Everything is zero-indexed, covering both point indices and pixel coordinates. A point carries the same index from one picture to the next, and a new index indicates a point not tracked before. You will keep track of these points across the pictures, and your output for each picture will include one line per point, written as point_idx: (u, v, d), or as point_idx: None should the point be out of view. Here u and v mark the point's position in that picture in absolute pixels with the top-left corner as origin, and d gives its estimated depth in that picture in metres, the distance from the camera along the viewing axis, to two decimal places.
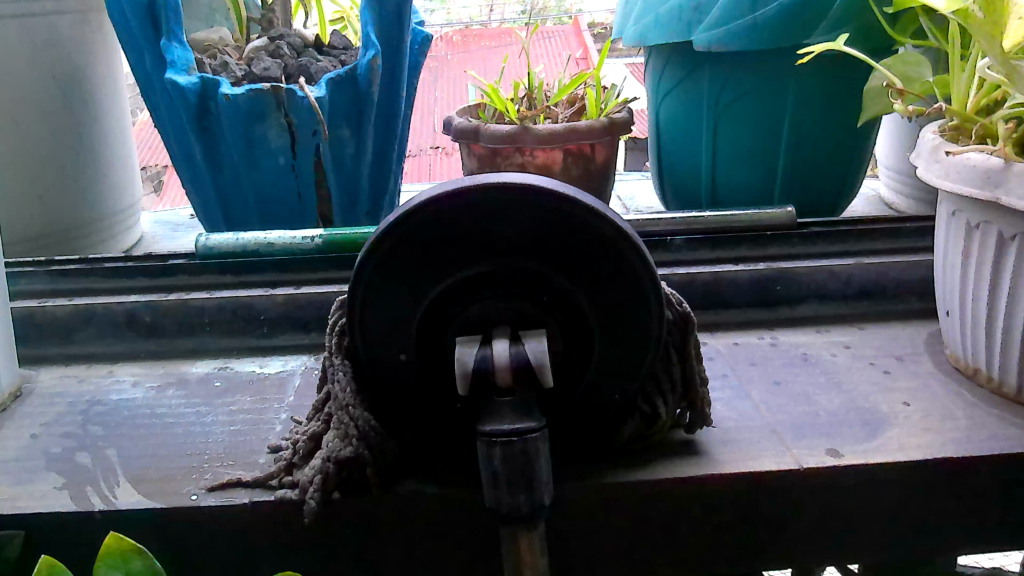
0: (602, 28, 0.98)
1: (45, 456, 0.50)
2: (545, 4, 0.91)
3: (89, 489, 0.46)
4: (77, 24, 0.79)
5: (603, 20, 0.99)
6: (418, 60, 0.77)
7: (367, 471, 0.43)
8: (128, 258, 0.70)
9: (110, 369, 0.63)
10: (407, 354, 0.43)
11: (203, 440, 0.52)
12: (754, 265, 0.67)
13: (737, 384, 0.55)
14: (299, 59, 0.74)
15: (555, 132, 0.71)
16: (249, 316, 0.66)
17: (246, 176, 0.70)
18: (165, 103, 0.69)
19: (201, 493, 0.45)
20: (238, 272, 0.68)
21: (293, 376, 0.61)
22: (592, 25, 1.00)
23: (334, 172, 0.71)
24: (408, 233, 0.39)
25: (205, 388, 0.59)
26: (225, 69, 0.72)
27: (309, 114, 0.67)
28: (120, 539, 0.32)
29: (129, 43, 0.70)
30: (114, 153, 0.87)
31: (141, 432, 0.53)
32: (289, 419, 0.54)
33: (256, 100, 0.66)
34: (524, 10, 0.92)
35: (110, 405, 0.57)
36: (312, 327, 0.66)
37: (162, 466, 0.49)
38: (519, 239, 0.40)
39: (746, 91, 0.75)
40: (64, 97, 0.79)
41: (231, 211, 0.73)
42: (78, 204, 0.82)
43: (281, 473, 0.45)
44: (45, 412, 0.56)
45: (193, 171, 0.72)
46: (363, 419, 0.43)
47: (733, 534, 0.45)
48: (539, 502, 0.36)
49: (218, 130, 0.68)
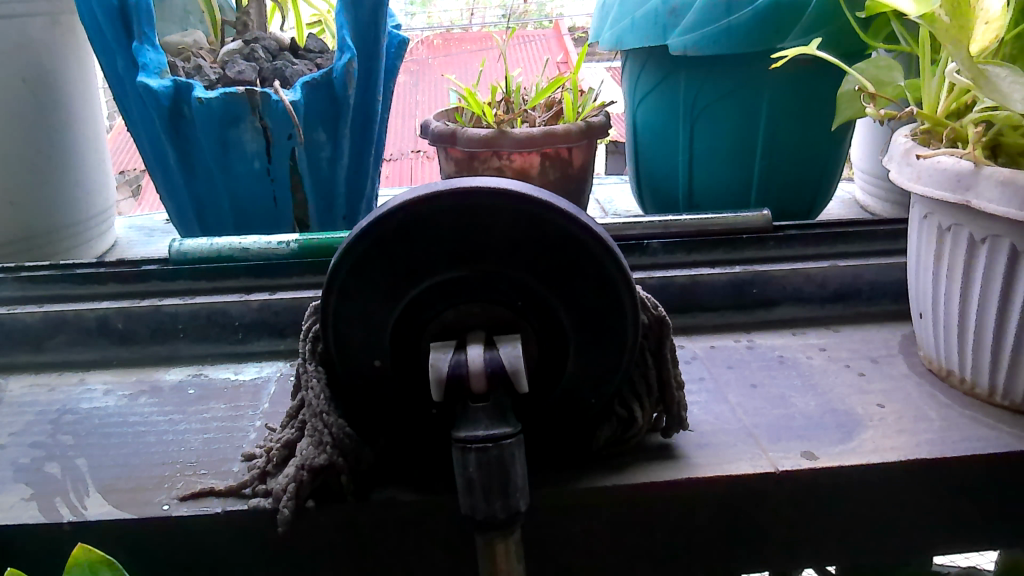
0: (583, 33, 1.00)
1: (13, 467, 0.50)
2: (525, 8, 0.92)
3: (58, 500, 0.46)
4: (47, 27, 0.78)
5: (583, 24, 1.01)
6: (395, 64, 0.75)
7: (342, 478, 0.43)
8: (100, 265, 0.68)
9: (81, 377, 0.62)
10: (382, 360, 0.42)
11: (175, 449, 0.51)
12: (730, 268, 0.67)
13: (713, 387, 0.55)
14: (274, 63, 0.73)
15: (532, 136, 0.70)
16: (224, 322, 0.64)
17: (219, 180, 0.69)
18: (137, 107, 0.68)
19: (173, 503, 0.45)
20: (211, 278, 0.66)
21: (269, 383, 0.60)
22: (573, 29, 1.02)
23: (310, 176, 0.70)
24: (382, 237, 0.39)
25: (179, 396, 0.58)
26: (199, 72, 0.70)
27: (284, 118, 0.66)
28: (88, 550, 0.31)
29: (100, 48, 0.68)
30: (86, 157, 0.85)
31: (112, 441, 0.53)
32: (263, 427, 0.53)
33: (231, 103, 0.65)
34: (504, 14, 0.92)
35: (82, 415, 0.57)
36: (287, 333, 0.65)
37: (133, 475, 0.49)
38: (494, 244, 0.39)
39: (723, 95, 0.74)
40: (35, 100, 0.78)
41: (206, 216, 0.72)
42: (52, 207, 0.81)
43: (255, 482, 0.45)
44: (14, 422, 0.56)
45: (165, 176, 0.71)
46: (337, 425, 0.43)
47: (708, 538, 0.45)
48: (515, 509, 0.37)
49: (192, 133, 0.67)
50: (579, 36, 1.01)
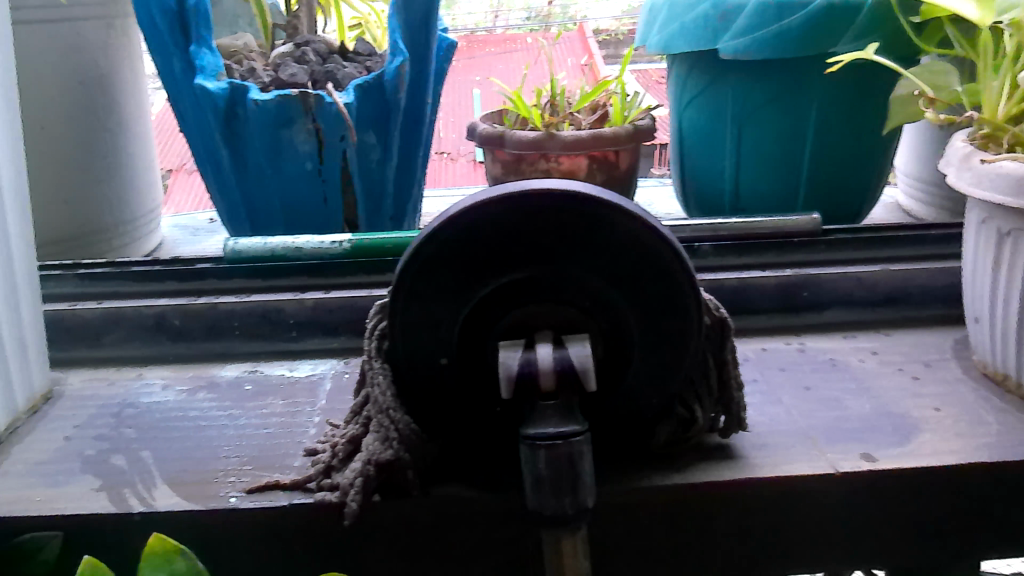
0: (609, 34, 0.99)
1: (81, 459, 0.53)
2: (549, 9, 0.96)
3: (127, 491, 0.48)
4: (102, 30, 0.80)
5: (608, 26, 0.98)
6: (443, 67, 0.76)
7: (407, 475, 0.43)
8: (156, 262, 0.70)
9: (139, 372, 0.63)
10: (448, 358, 0.43)
11: (238, 443, 0.52)
12: (781, 271, 0.67)
13: (766, 389, 0.55)
14: (325, 65, 0.73)
15: (580, 139, 0.70)
16: (279, 320, 0.65)
17: (271, 180, 0.70)
18: (192, 107, 0.69)
19: (240, 496, 0.46)
20: (265, 277, 0.68)
21: (324, 379, 0.60)
22: (597, 32, 0.99)
23: (360, 178, 0.71)
24: (453, 236, 0.40)
25: (236, 391, 0.59)
26: (252, 74, 0.72)
27: (336, 120, 0.67)
28: (163, 540, 0.35)
29: (156, 48, 0.69)
30: (136, 158, 0.87)
31: (174, 435, 0.54)
32: (323, 422, 0.54)
33: (284, 106, 0.66)
34: (529, 15, 0.97)
35: (142, 408, 0.58)
36: (341, 331, 0.65)
37: (198, 468, 0.50)
38: (561, 245, 0.40)
39: (770, 98, 0.75)
40: (89, 101, 0.79)
41: (256, 216, 0.72)
42: (104, 205, 0.83)
43: (319, 476, 0.46)
44: (77, 415, 0.58)
45: (217, 176, 0.72)
46: (404, 422, 0.43)
47: (766, 538, 0.45)
48: (583, 505, 0.37)
49: (246, 134, 0.68)
50: (603, 37, 0.99)
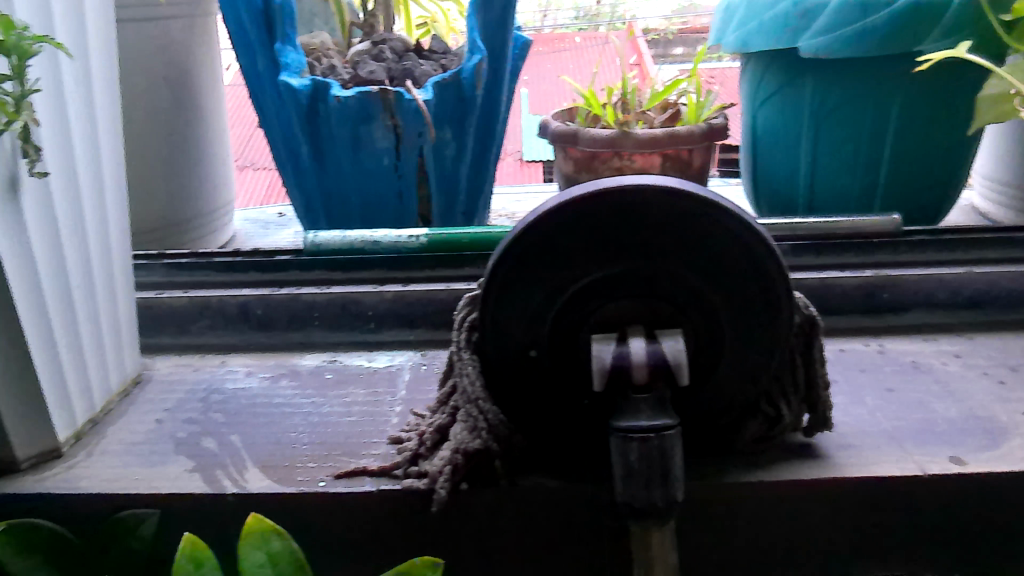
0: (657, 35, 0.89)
1: (173, 441, 0.55)
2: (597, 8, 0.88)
3: (220, 473, 0.50)
4: (186, 29, 0.83)
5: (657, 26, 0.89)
6: (517, 66, 0.77)
7: (495, 463, 0.44)
8: (238, 253, 0.72)
9: (223, 360, 0.65)
10: (538, 351, 0.44)
11: (324, 430, 0.54)
12: (862, 271, 0.67)
13: (848, 390, 0.55)
14: (401, 63, 0.75)
15: (655, 137, 0.71)
16: (358, 312, 0.66)
17: (349, 175, 0.71)
18: (275, 104, 0.71)
19: (329, 481, 0.48)
20: (346, 269, 0.69)
21: (403, 370, 0.62)
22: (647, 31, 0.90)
23: (435, 174, 0.72)
24: (549, 230, 0.41)
25: (318, 380, 0.61)
26: (332, 72, 0.74)
27: (415, 117, 0.68)
28: (259, 523, 0.41)
29: (243, 47, 0.72)
30: (213, 153, 0.90)
31: (261, 420, 0.56)
32: (404, 412, 0.56)
33: (365, 103, 0.67)
34: (576, 16, 0.91)
35: (228, 393, 0.60)
36: (418, 323, 0.66)
37: (288, 452, 0.52)
38: (656, 241, 0.41)
39: (848, 98, 0.74)
40: (173, 97, 0.82)
41: (333, 210, 0.74)
42: (185, 197, 0.85)
43: (406, 464, 0.47)
44: (167, 398, 0.60)
45: (297, 171, 0.74)
46: (493, 412, 0.44)
47: (851, 537, 0.45)
48: (673, 498, 0.38)
49: (326, 130, 0.70)
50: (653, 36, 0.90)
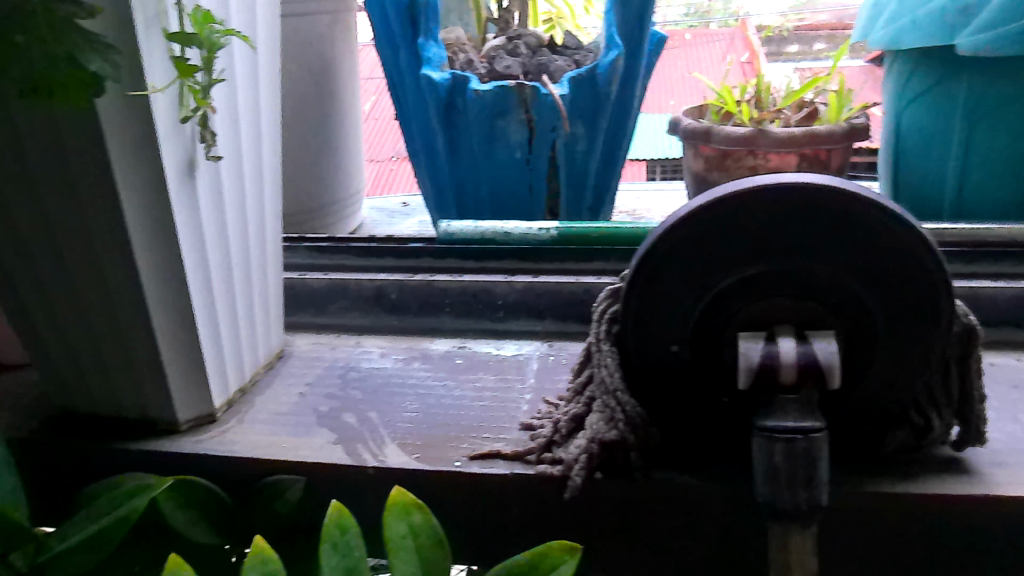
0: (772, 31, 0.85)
1: (316, 413, 0.58)
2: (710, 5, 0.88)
3: (360, 446, 0.53)
4: (331, 24, 0.87)
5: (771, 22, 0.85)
6: (652, 62, 0.77)
7: (630, 455, 0.45)
8: (374, 240, 0.75)
9: (357, 340, 0.69)
10: (679, 346, 0.44)
11: (458, 413, 0.56)
12: (1017, 283, 0.63)
13: (1000, 407, 0.52)
14: (536, 58, 0.76)
15: (793, 135, 0.69)
16: (488, 301, 0.68)
17: (482, 167, 0.73)
18: (414, 96, 0.74)
19: (464, 461, 0.49)
20: (478, 258, 0.71)
21: (531, 359, 0.63)
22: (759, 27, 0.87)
23: (565, 169, 0.73)
24: (699, 225, 0.41)
25: (448, 364, 0.63)
26: (470, 66, 0.75)
27: (550, 112, 0.69)
28: (403, 495, 0.44)
29: (387, 41, 0.75)
30: (349, 143, 0.94)
31: (397, 399, 0.59)
32: (534, 400, 0.57)
33: (501, 97, 0.69)
34: (689, 12, 0.90)
35: (364, 372, 0.63)
36: (546, 315, 0.67)
37: (423, 432, 0.54)
38: (811, 240, 0.40)
39: (1007, 100, 0.70)
40: (316, 89, 0.87)
41: (464, 201, 0.77)
42: (321, 185, 0.90)
43: (540, 450, 0.48)
44: (308, 373, 0.64)
45: (430, 161, 0.76)
46: (630, 405, 0.44)
47: (1004, 557, 0.43)
48: (817, 501, 0.38)
49: (461, 122, 0.72)
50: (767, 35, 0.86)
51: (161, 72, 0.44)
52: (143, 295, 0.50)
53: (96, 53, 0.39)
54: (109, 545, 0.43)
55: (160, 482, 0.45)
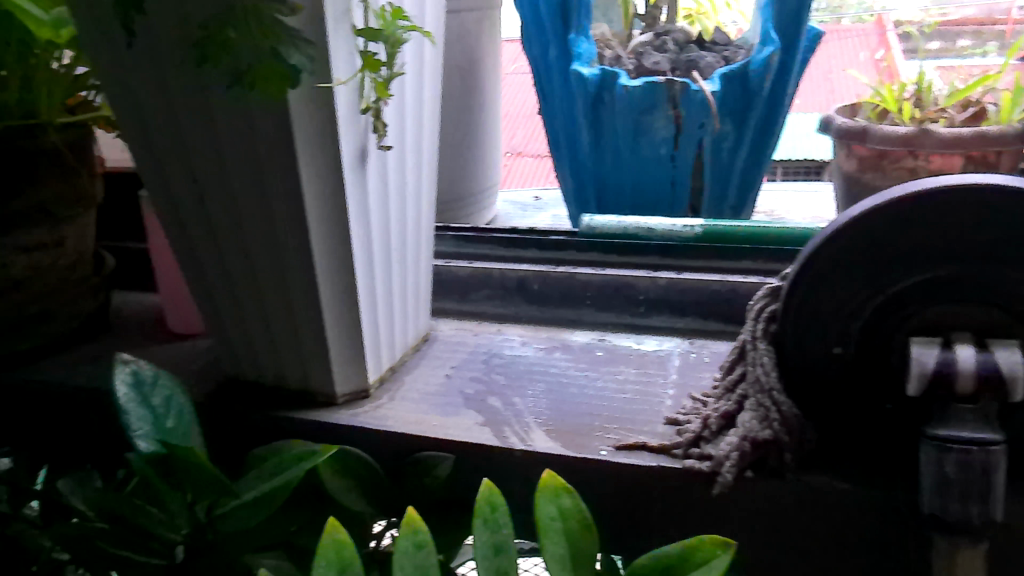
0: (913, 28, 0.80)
1: (462, 395, 0.60)
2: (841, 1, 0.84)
3: (507, 429, 0.54)
4: (478, 20, 0.90)
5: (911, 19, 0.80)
6: (807, 58, 0.74)
7: (784, 455, 0.44)
8: (515, 230, 0.77)
9: (499, 328, 0.71)
10: (843, 348, 0.43)
11: (602, 403, 0.57)
12: None
13: None
14: (685, 54, 0.75)
15: (960, 136, 0.66)
16: (629, 296, 0.68)
17: (626, 162, 0.74)
18: (562, 90, 0.75)
19: (610, 450, 0.50)
20: (622, 252, 0.72)
21: (672, 356, 0.63)
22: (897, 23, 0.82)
23: (711, 166, 0.73)
24: (872, 226, 0.40)
25: (589, 355, 0.64)
26: (618, 62, 0.76)
27: (700, 108, 0.69)
28: (554, 478, 0.45)
29: (537, 36, 0.76)
30: (489, 136, 0.97)
31: (542, 386, 0.60)
32: (678, 395, 0.57)
33: (651, 92, 0.69)
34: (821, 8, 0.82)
35: (507, 359, 0.65)
36: (687, 312, 0.67)
37: (568, 420, 0.55)
38: (997, 245, 0.39)
39: None
40: (461, 84, 0.90)
41: (604, 195, 0.77)
42: (462, 176, 0.93)
43: (687, 445, 0.49)
44: (452, 357, 0.66)
45: (573, 155, 0.78)
46: (787, 406, 0.44)
47: None
48: (992, 517, 0.38)
49: (607, 117, 0.73)
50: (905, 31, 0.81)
51: (345, 66, 0.47)
52: (317, 276, 0.54)
53: (295, 47, 0.42)
54: (270, 505, 0.45)
55: (326, 448, 0.47)
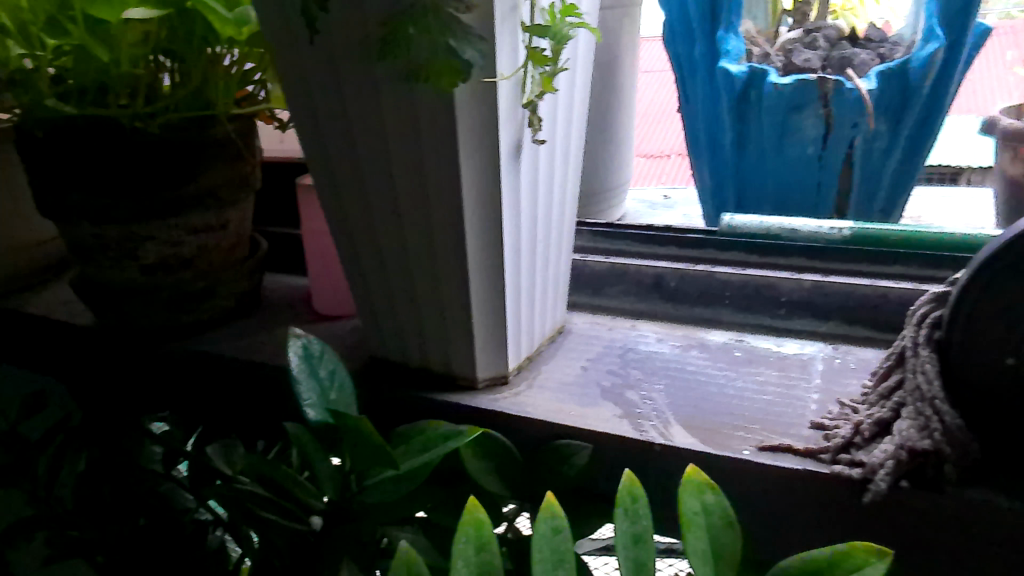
0: None
1: (599, 387, 0.61)
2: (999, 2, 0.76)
3: (646, 423, 0.55)
4: (618, 18, 0.91)
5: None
6: (973, 55, 0.71)
7: (944, 468, 0.43)
8: (653, 227, 0.78)
9: (633, 323, 0.71)
10: (1015, 359, 0.43)
11: (742, 403, 0.56)
12: None
13: None
14: (838, 51, 0.73)
15: None
16: (770, 297, 0.67)
17: (770, 161, 0.73)
18: (706, 89, 0.75)
19: (753, 450, 0.50)
20: (764, 253, 0.70)
21: (815, 360, 0.62)
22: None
23: (861, 167, 0.70)
24: None
25: (727, 355, 0.64)
26: (767, 59, 0.75)
27: (854, 107, 0.67)
28: (696, 473, 0.45)
29: (684, 35, 0.77)
30: (624, 133, 0.98)
31: (680, 382, 0.60)
32: (823, 400, 0.56)
33: (801, 91, 0.67)
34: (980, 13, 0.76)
35: (643, 354, 0.65)
36: (832, 316, 0.65)
37: (709, 418, 0.55)
38: None
39: None
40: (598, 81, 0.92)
41: (744, 195, 0.76)
42: (594, 172, 0.95)
43: (836, 450, 0.48)
44: (588, 350, 0.67)
45: (714, 154, 0.77)
46: (950, 416, 0.43)
47: None
48: None
49: (752, 116, 0.72)
50: None
51: (509, 61, 0.48)
52: (469, 265, 0.56)
53: (468, 43, 0.44)
54: (405, 486, 0.48)
55: (470, 430, 0.48)
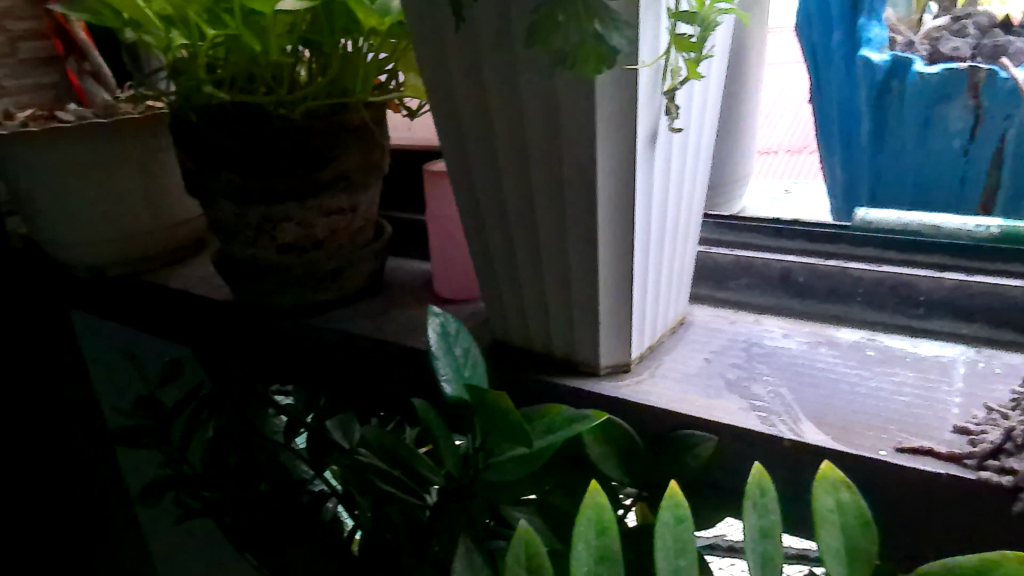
0: None
1: (725, 379, 0.60)
2: None
3: (776, 418, 0.54)
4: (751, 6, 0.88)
5: None
6: None
7: None
8: (782, 221, 0.76)
9: (757, 318, 0.70)
10: None
11: (878, 403, 0.55)
12: None
13: None
14: (990, 38, 0.69)
15: None
16: (908, 296, 0.64)
17: (910, 153, 0.70)
18: (844, 78, 0.73)
19: (891, 451, 0.49)
20: (904, 250, 0.68)
21: (956, 363, 0.59)
22: None
23: (1013, 164, 0.64)
24: None
25: (860, 354, 0.62)
26: (911, 48, 0.72)
27: (1008, 98, 0.61)
28: (833, 470, 0.43)
29: (822, 22, 0.75)
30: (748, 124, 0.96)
31: (811, 379, 0.59)
32: (967, 404, 0.53)
33: (948, 80, 0.64)
34: None
35: (768, 349, 0.64)
36: (975, 318, 0.62)
37: (842, 416, 0.54)
38: None
39: None
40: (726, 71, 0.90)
41: (881, 188, 0.74)
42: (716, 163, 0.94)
43: (985, 455, 0.46)
44: (712, 342, 0.67)
45: (848, 146, 0.76)
46: None
47: None
48: None
49: (893, 106, 0.69)
50: None
51: (651, 48, 0.48)
52: (599, 252, 0.56)
53: (616, 29, 0.45)
54: (520, 470, 0.49)
55: (597, 416, 0.48)
